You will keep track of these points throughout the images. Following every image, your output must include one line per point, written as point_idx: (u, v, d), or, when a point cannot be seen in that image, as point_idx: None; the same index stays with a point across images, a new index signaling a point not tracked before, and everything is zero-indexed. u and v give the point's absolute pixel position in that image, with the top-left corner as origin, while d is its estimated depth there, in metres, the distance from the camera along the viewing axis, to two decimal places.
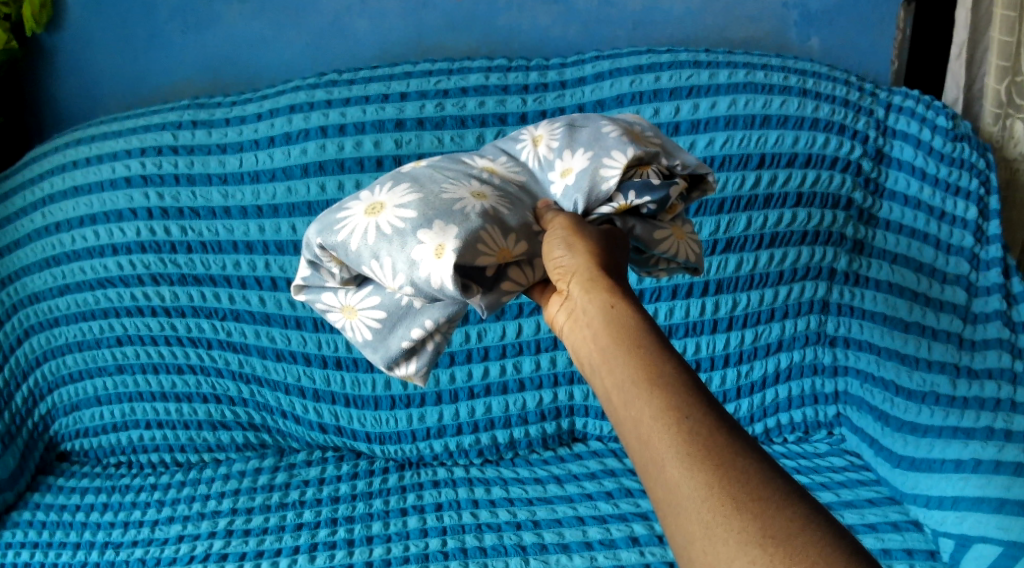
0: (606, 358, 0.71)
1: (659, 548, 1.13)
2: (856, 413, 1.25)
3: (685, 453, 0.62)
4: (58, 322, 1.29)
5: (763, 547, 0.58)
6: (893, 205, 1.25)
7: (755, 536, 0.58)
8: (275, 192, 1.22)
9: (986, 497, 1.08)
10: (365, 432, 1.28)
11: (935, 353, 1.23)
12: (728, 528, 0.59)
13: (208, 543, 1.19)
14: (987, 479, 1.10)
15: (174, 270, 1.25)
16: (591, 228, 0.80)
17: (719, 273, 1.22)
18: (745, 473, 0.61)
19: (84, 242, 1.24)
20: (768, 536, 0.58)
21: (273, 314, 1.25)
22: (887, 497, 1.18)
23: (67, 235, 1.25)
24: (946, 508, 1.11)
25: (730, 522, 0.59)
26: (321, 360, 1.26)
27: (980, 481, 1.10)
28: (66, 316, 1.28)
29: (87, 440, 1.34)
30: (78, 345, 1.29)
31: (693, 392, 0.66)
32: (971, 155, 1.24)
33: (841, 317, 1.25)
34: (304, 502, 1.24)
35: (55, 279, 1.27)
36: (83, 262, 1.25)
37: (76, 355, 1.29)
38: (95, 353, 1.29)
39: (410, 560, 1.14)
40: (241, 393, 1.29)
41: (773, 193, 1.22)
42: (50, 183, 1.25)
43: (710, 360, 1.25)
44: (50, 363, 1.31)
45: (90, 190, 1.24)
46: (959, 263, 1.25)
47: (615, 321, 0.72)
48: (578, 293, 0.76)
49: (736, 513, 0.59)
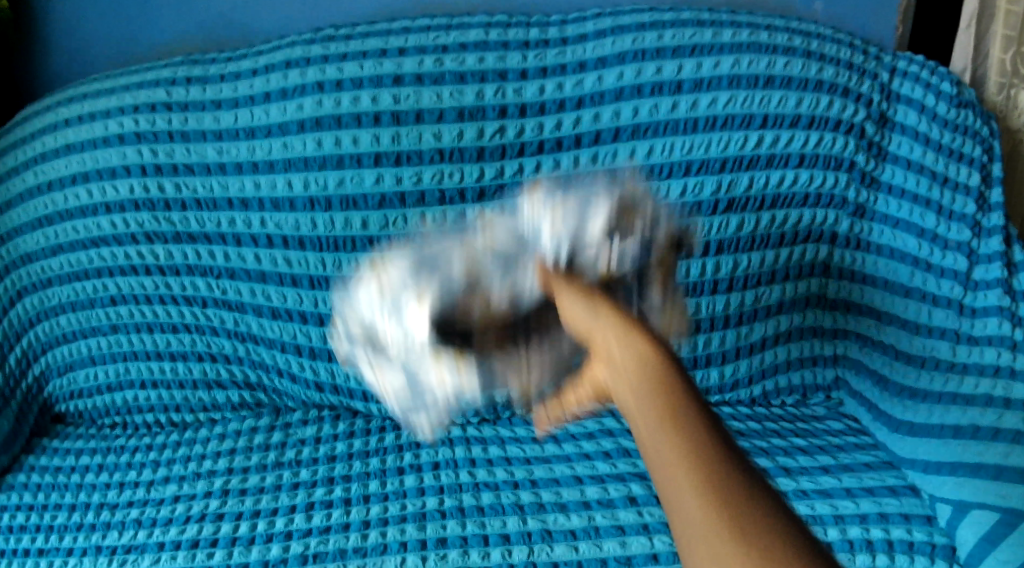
0: (595, 306, 0.66)
1: (659, 507, 1.13)
2: (855, 377, 1.29)
3: (680, 396, 0.57)
4: (51, 282, 1.29)
5: (747, 501, 0.53)
6: (896, 169, 1.22)
7: (742, 489, 0.53)
8: (271, 148, 1.20)
9: (984, 464, 1.10)
10: (362, 391, 1.29)
11: (936, 318, 1.22)
12: (714, 474, 0.54)
13: (203, 503, 1.19)
14: (985, 445, 1.11)
15: (168, 228, 1.24)
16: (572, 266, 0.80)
17: (720, 234, 1.22)
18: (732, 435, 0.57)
19: (77, 201, 1.24)
20: (753, 492, 0.53)
21: (269, 273, 1.25)
22: (883, 461, 1.19)
23: (59, 195, 1.24)
24: (944, 473, 1.12)
25: (718, 470, 0.54)
26: (317, 318, 1.26)
27: (977, 448, 1.11)
28: (59, 276, 1.28)
29: (81, 402, 1.34)
30: (72, 305, 1.29)
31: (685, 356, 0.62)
32: (974, 123, 1.22)
33: (842, 281, 1.27)
34: (301, 461, 1.25)
35: (48, 239, 1.26)
36: (76, 222, 1.25)
37: (70, 316, 1.30)
38: (89, 313, 1.29)
39: (407, 519, 1.14)
40: (237, 351, 1.29)
41: (775, 154, 1.20)
42: (42, 143, 1.24)
43: (710, 321, 1.25)
44: (44, 324, 1.31)
45: (83, 149, 1.23)
46: (961, 229, 1.21)
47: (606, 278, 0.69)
48: None
49: (726, 463, 0.54)
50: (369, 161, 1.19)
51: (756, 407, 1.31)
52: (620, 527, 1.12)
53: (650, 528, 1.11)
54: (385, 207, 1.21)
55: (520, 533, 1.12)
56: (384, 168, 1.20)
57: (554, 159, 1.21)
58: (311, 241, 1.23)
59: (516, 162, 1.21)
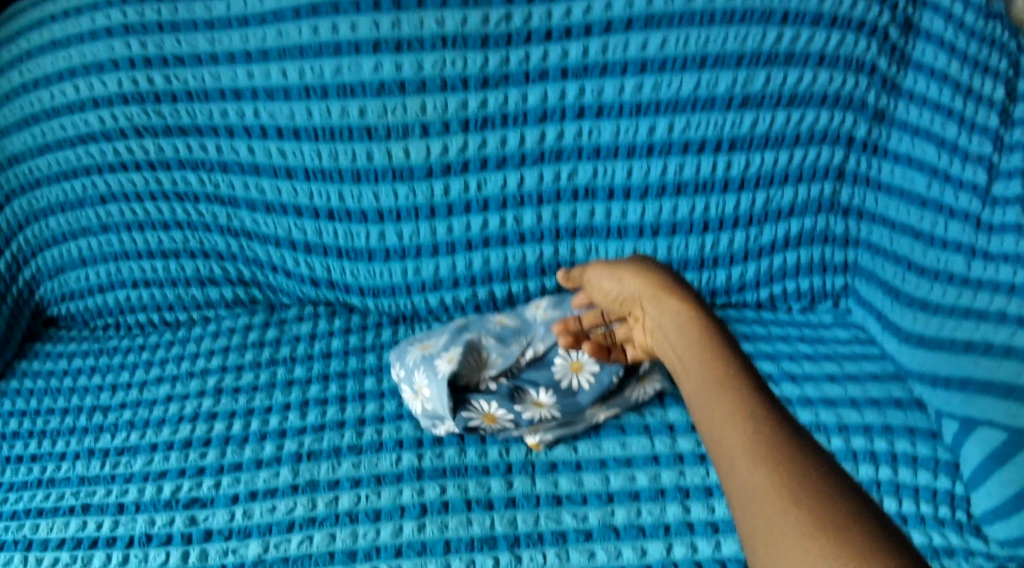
0: None
1: (659, 410, 1.17)
2: (865, 285, 1.27)
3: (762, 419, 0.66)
4: (39, 183, 1.26)
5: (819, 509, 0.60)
6: (918, 76, 1.18)
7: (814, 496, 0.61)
8: (264, 36, 1.14)
9: (994, 382, 1.09)
10: (358, 286, 1.28)
11: (950, 232, 1.19)
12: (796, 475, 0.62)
13: (197, 403, 1.21)
14: (997, 362, 1.10)
15: (158, 121, 1.20)
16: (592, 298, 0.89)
17: (734, 131, 1.19)
18: None
19: (63, 98, 1.20)
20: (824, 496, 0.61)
21: (263, 164, 1.21)
22: (891, 373, 1.20)
23: (45, 93, 1.21)
24: (951, 388, 1.13)
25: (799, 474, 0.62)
26: (313, 213, 1.24)
27: (990, 364, 1.11)
28: (47, 176, 1.26)
29: (74, 304, 1.33)
30: (61, 207, 1.27)
31: None
32: (1002, 35, 1.15)
33: (857, 187, 1.24)
34: (296, 358, 1.26)
35: (33, 139, 1.24)
36: (63, 119, 1.21)
37: (59, 218, 1.28)
38: (78, 214, 1.27)
39: (404, 417, 1.17)
40: (231, 247, 1.28)
41: (795, 52, 1.16)
42: (28, 39, 1.20)
43: (719, 221, 1.23)
44: (34, 227, 1.29)
45: (68, 44, 1.18)
46: (982, 142, 1.16)
47: None
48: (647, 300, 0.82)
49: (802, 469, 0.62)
50: (367, 49, 1.14)
51: (763, 313, 1.30)
52: (622, 429, 1.15)
53: (651, 428, 1.15)
54: (384, 94, 1.16)
55: (520, 439, 1.14)
56: (383, 56, 1.15)
57: (563, 48, 1.14)
58: (307, 132, 1.19)
59: (523, 50, 1.15)
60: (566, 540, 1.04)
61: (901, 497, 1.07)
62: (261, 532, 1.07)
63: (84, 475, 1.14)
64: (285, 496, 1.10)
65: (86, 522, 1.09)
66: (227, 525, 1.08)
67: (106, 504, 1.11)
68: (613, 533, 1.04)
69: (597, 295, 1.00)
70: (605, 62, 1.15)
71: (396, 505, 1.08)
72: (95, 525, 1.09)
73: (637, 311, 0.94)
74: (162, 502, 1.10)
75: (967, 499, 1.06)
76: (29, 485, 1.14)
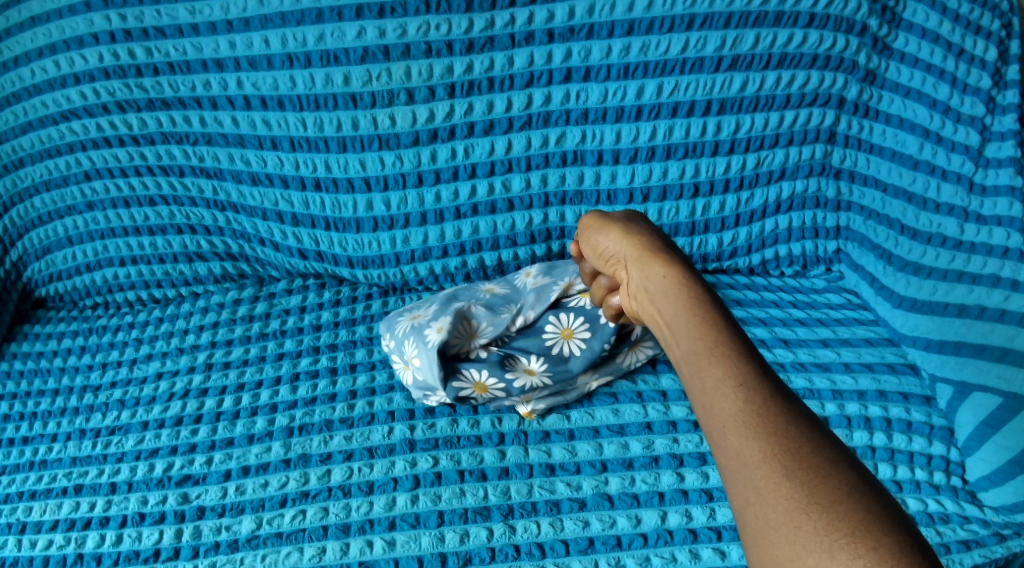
0: (673, 318, 0.74)
1: (652, 377, 1.17)
2: (857, 250, 1.27)
3: (753, 403, 0.66)
4: (23, 162, 1.24)
5: (807, 508, 0.61)
6: (909, 37, 1.18)
7: (802, 499, 0.61)
8: (245, 4, 1.13)
9: (989, 345, 1.12)
10: (347, 257, 1.27)
11: (943, 194, 1.20)
12: (781, 475, 0.62)
13: (187, 379, 1.21)
14: (990, 326, 1.13)
15: (140, 95, 1.18)
16: (599, 249, 0.88)
17: (723, 93, 1.18)
18: (795, 440, 0.64)
19: (44, 75, 1.18)
20: (814, 492, 0.61)
21: (248, 136, 1.20)
22: (884, 338, 1.20)
23: (26, 70, 1.18)
24: (946, 352, 1.14)
25: (786, 470, 0.62)
26: (300, 182, 1.23)
27: (984, 328, 1.13)
28: (31, 156, 1.24)
29: (61, 284, 1.33)
30: (45, 186, 1.26)
31: (749, 359, 0.68)
32: None
33: (848, 150, 1.23)
34: (286, 331, 1.25)
35: (16, 117, 1.21)
36: (44, 97, 1.19)
37: (44, 197, 1.26)
38: (63, 192, 1.26)
39: (395, 389, 1.17)
40: (217, 221, 1.26)
41: (784, 12, 1.14)
42: (6, 17, 1.16)
43: (709, 186, 1.23)
44: (18, 208, 1.28)
45: (48, 20, 1.15)
46: (975, 104, 1.19)
47: (672, 290, 0.76)
48: (636, 270, 0.81)
49: (791, 461, 0.63)
50: (350, 15, 1.13)
51: (754, 278, 1.30)
52: (615, 395, 1.15)
53: (643, 395, 1.15)
54: (368, 61, 1.15)
55: (512, 411, 1.14)
56: (366, 21, 1.13)
57: (548, 11, 1.13)
58: (291, 101, 1.17)
59: (508, 14, 1.13)
60: (560, 509, 1.05)
61: (896, 463, 1.07)
62: (254, 507, 1.07)
63: (76, 456, 1.14)
64: (277, 471, 1.10)
65: (79, 503, 1.09)
66: (220, 502, 1.08)
67: (99, 484, 1.11)
68: (607, 501, 1.05)
69: (586, 252, 0.91)
70: (591, 24, 1.14)
71: (388, 478, 1.08)
72: (87, 505, 1.09)
73: (623, 275, 0.84)
74: (154, 481, 1.10)
75: (961, 464, 1.08)
76: (20, 468, 1.14)
